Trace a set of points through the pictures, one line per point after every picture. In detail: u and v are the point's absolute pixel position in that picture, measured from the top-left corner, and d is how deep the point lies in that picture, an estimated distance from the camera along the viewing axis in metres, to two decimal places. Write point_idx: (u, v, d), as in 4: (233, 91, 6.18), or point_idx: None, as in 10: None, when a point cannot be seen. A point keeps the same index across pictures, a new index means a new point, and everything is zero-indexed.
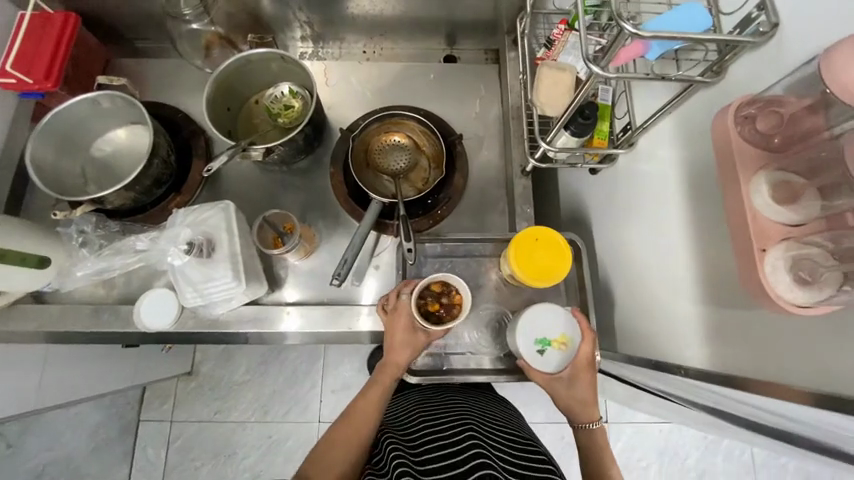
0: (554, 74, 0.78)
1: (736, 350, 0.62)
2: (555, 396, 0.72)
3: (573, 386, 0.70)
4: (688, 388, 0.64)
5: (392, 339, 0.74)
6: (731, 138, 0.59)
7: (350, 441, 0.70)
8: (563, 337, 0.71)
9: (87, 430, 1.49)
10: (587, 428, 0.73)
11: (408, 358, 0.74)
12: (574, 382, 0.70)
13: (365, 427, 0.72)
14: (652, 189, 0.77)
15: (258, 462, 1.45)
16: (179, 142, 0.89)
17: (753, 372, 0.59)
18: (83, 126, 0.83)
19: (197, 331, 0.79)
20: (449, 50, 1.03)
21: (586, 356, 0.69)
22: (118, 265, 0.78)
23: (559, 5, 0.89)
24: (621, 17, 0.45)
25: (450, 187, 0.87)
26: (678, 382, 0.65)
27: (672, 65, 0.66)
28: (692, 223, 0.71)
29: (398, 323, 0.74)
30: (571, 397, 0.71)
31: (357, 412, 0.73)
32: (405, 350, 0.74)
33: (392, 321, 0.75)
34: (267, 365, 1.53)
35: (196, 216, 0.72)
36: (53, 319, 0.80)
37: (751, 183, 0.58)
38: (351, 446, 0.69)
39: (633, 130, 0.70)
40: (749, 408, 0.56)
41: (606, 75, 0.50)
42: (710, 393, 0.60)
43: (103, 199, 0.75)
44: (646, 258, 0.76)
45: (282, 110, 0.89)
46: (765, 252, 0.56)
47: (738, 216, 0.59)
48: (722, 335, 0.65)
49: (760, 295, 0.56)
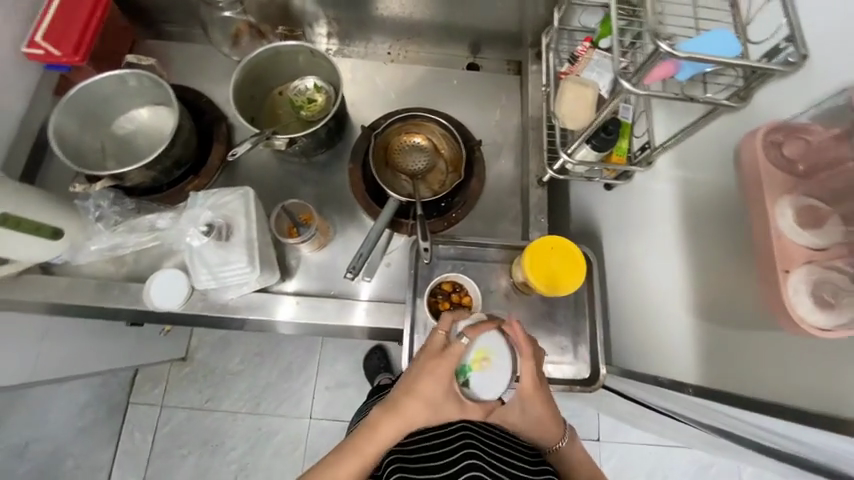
0: (577, 88, 0.80)
1: (748, 369, 0.66)
2: (511, 424, 0.66)
3: (523, 407, 0.65)
4: (694, 407, 0.65)
5: (431, 378, 0.61)
6: (758, 163, 0.61)
7: (355, 468, 0.61)
8: (481, 355, 0.62)
9: (74, 409, 1.47)
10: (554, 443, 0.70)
11: (442, 405, 0.61)
12: (524, 402, 0.65)
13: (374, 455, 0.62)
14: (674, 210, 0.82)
15: (246, 454, 1.43)
16: (202, 126, 0.90)
17: (765, 393, 0.63)
18: (108, 103, 0.83)
19: (206, 314, 0.79)
20: (472, 58, 1.04)
21: (530, 375, 0.64)
22: (132, 243, 0.81)
23: (585, 23, 0.91)
24: (658, 37, 0.47)
25: (467, 192, 0.88)
26: (687, 402, 0.66)
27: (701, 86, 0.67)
28: (708, 244, 0.76)
29: (436, 377, 0.61)
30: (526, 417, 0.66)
31: (366, 440, 0.62)
32: (440, 395, 0.61)
33: (429, 371, 0.61)
34: (262, 357, 1.52)
35: (216, 199, 0.72)
36: (61, 291, 0.80)
37: (776, 206, 0.60)
38: (358, 467, 0.61)
39: (652, 149, 0.72)
40: (758, 430, 0.58)
41: (637, 92, 0.51)
42: (715, 412, 0.62)
43: (123, 176, 0.75)
44: (657, 276, 0.81)
45: (305, 103, 0.90)
46: (788, 273, 0.57)
47: (762, 237, 0.60)
48: (734, 355, 0.69)
49: (782, 316, 0.57)
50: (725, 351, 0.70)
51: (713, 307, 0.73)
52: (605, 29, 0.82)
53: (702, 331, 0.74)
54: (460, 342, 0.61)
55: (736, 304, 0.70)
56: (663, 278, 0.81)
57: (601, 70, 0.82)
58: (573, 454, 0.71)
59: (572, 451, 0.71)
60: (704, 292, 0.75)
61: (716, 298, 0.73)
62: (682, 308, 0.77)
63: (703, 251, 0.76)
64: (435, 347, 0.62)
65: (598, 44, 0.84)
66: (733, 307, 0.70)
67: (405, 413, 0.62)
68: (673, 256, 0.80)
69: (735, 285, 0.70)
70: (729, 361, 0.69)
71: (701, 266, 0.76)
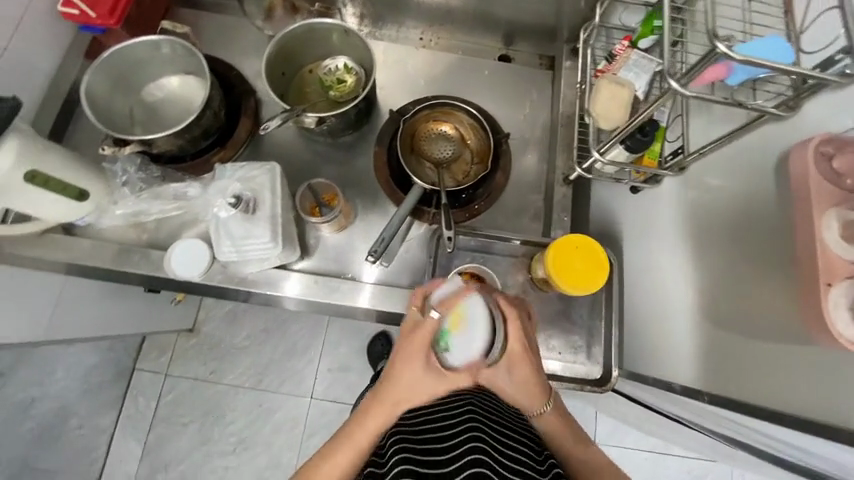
0: (613, 88, 0.79)
1: (758, 380, 0.75)
2: (501, 388, 0.68)
3: (513, 374, 0.66)
4: (714, 420, 0.71)
5: (405, 354, 0.63)
6: (809, 175, 0.67)
7: (350, 450, 0.65)
8: (457, 318, 0.61)
9: (81, 371, 1.50)
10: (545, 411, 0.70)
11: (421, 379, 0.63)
12: (513, 368, 0.65)
13: (367, 437, 0.66)
14: (694, 228, 0.89)
15: (246, 428, 1.45)
16: (230, 98, 0.89)
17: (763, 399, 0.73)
18: (139, 68, 0.83)
19: (224, 286, 0.79)
20: (505, 50, 1.02)
21: (518, 338, 0.64)
22: (157, 210, 0.82)
23: (625, 22, 0.89)
24: (715, 36, 0.46)
25: (491, 184, 0.87)
26: (696, 408, 0.72)
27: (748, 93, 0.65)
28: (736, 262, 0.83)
29: (415, 354, 0.63)
30: (514, 386, 0.67)
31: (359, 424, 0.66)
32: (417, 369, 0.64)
33: (408, 347, 0.63)
34: (268, 335, 1.53)
35: (245, 173, 0.73)
36: (82, 252, 0.81)
37: (822, 219, 0.66)
38: (354, 449, 0.65)
39: (686, 155, 0.70)
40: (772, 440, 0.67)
41: (684, 93, 0.50)
42: (728, 422, 0.70)
43: (152, 142, 0.75)
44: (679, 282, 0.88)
45: (334, 83, 0.89)
46: (831, 286, 0.64)
47: (809, 249, 0.67)
48: (737, 363, 0.79)
49: (822, 329, 0.64)
50: (726, 358, 0.81)
51: (724, 318, 0.83)
52: (646, 29, 0.82)
53: (708, 338, 0.85)
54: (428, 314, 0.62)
55: (751, 315, 0.80)
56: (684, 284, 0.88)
57: (639, 71, 0.80)
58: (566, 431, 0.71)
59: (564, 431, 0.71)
60: (718, 306, 0.85)
61: (729, 310, 0.83)
62: (695, 318, 0.87)
63: (721, 268, 0.85)
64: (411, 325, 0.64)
65: (637, 45, 0.83)
66: (748, 319, 0.80)
67: (389, 393, 0.65)
68: (692, 271, 0.89)
69: (757, 301, 0.79)
70: (730, 365, 0.80)
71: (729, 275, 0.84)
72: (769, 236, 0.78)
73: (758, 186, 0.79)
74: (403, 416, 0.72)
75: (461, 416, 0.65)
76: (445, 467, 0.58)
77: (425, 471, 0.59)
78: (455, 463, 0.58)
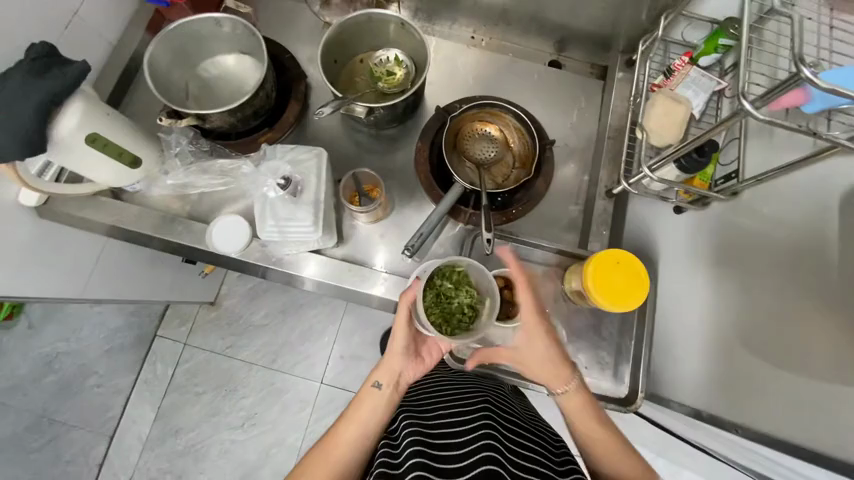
0: (669, 104, 0.78)
1: (768, 404, 0.74)
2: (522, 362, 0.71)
3: (532, 347, 0.69)
4: (732, 446, 0.80)
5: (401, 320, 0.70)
6: None
7: (370, 410, 0.70)
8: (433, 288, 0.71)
9: (105, 331, 1.55)
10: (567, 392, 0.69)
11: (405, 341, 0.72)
12: (534, 340, 0.69)
13: (381, 399, 0.71)
14: (723, 246, 0.82)
15: (255, 405, 1.48)
16: (281, 81, 0.91)
17: (772, 429, 0.73)
18: (199, 44, 0.85)
19: (261, 264, 0.81)
20: (556, 55, 1.00)
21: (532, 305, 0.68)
22: (203, 183, 0.85)
23: (687, 37, 0.87)
24: (801, 61, 0.44)
25: (532, 191, 0.87)
26: (723, 438, 0.79)
27: (823, 123, 0.63)
28: (777, 282, 0.76)
29: (403, 325, 0.70)
30: (532, 366, 0.70)
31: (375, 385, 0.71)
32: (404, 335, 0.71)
33: (400, 320, 0.70)
34: (286, 315, 1.56)
35: (295, 155, 0.75)
36: (128, 217, 0.84)
37: None
38: (375, 405, 0.70)
39: (739, 181, 0.68)
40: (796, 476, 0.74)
41: (758, 117, 0.49)
42: (742, 450, 0.79)
43: (206, 117, 0.77)
44: (710, 300, 0.82)
45: (384, 75, 0.89)
46: None
47: None
48: (751, 390, 0.76)
49: None
50: (741, 383, 0.77)
51: (753, 343, 0.77)
52: (709, 46, 0.79)
53: (728, 360, 0.79)
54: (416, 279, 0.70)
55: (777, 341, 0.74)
56: (718, 302, 0.81)
57: (697, 89, 0.78)
58: (595, 427, 0.68)
59: (591, 425, 0.69)
60: (745, 328, 0.78)
61: (760, 334, 0.76)
62: (720, 337, 0.80)
63: (765, 292, 0.77)
64: (408, 299, 0.68)
65: (697, 62, 0.81)
66: (779, 349, 0.74)
67: (389, 361, 0.73)
68: (717, 288, 0.81)
69: (794, 334, 0.73)
70: (746, 390, 0.76)
71: (763, 297, 0.77)
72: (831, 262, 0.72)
73: (824, 215, 0.73)
74: (417, 407, 0.73)
75: (478, 413, 0.66)
76: (459, 462, 0.58)
77: (440, 464, 0.59)
78: (470, 459, 0.59)
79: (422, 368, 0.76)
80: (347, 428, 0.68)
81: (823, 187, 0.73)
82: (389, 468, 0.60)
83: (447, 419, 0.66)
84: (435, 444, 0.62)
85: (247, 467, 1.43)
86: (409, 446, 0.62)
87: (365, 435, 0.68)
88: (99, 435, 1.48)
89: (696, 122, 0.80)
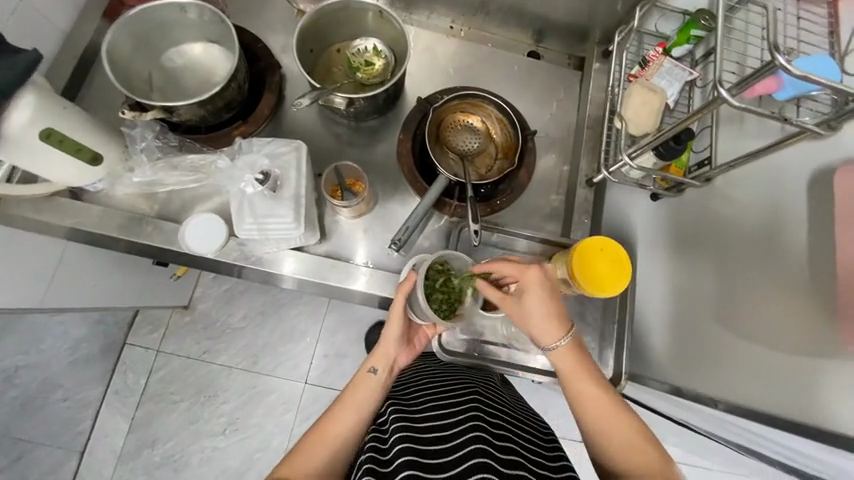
0: (645, 95, 0.79)
1: (742, 378, 0.73)
2: (522, 323, 0.69)
3: (527, 304, 0.67)
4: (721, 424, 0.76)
5: (395, 313, 0.70)
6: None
7: (366, 396, 0.68)
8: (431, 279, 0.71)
9: (69, 341, 1.45)
10: (559, 347, 0.67)
11: (400, 332, 0.72)
12: (524, 298, 0.68)
13: (378, 386, 0.70)
14: (681, 233, 0.85)
15: (236, 410, 1.43)
16: (254, 72, 0.87)
17: (751, 401, 0.71)
18: (163, 31, 0.79)
19: (238, 264, 0.78)
20: (534, 46, 1.00)
21: (517, 266, 0.68)
22: (173, 180, 0.80)
23: (660, 29, 0.89)
24: (775, 49, 0.46)
25: (515, 182, 0.87)
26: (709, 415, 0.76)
27: (791, 109, 0.68)
28: (750, 261, 0.77)
29: (399, 313, 0.70)
30: (529, 323, 0.67)
31: (370, 373, 0.70)
32: (397, 326, 0.71)
33: (397, 307, 0.70)
34: (266, 316, 1.51)
35: (272, 148, 0.72)
36: (91, 219, 0.78)
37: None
38: (370, 387, 0.69)
39: (711, 168, 0.72)
40: (785, 450, 0.71)
41: (735, 103, 0.50)
42: (735, 426, 0.74)
43: (174, 109, 0.72)
44: (690, 278, 0.82)
45: (362, 65, 0.86)
46: None
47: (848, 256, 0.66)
48: (723, 362, 0.75)
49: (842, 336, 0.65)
50: (714, 356, 0.76)
51: (728, 317, 0.76)
52: (682, 37, 0.81)
53: (705, 335, 0.78)
54: (413, 270, 0.69)
55: (746, 312, 0.75)
56: (697, 278, 0.81)
57: (671, 79, 0.81)
58: (598, 392, 0.65)
59: (590, 388, 0.65)
60: (717, 303, 0.78)
61: (731, 306, 0.76)
62: (699, 313, 0.80)
63: (739, 269, 0.77)
64: (403, 291, 0.69)
65: (670, 52, 0.83)
66: (747, 322, 0.74)
67: (384, 347, 0.72)
68: (697, 265, 0.82)
69: (762, 306, 0.73)
70: (719, 364, 0.75)
71: (738, 272, 0.77)
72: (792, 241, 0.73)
73: (785, 203, 0.75)
74: (405, 397, 0.72)
75: (465, 404, 0.66)
76: (449, 455, 0.58)
77: (428, 460, 0.58)
78: (459, 453, 0.58)
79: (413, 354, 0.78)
80: (340, 413, 0.66)
81: (775, 183, 0.76)
82: (378, 465, 0.60)
83: (436, 411, 0.65)
84: (424, 438, 0.61)
85: (232, 473, 1.39)
86: (397, 442, 0.61)
87: (359, 420, 0.66)
88: (68, 452, 1.39)
89: (671, 112, 0.82)
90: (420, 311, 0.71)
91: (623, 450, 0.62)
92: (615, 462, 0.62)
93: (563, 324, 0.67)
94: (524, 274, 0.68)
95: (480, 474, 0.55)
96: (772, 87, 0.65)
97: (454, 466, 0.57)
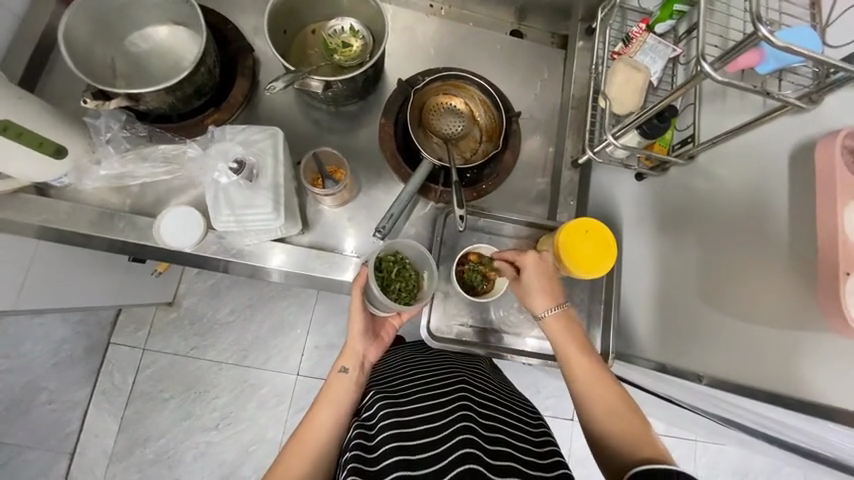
0: (629, 73, 0.78)
1: (723, 352, 0.73)
2: (521, 298, 0.75)
3: (525, 279, 0.74)
4: (706, 399, 0.78)
5: (353, 311, 0.72)
6: (835, 161, 0.61)
7: (342, 395, 0.68)
8: (383, 267, 0.73)
9: (49, 344, 1.41)
10: (547, 316, 0.72)
11: (365, 327, 0.73)
12: (522, 275, 0.74)
13: (350, 384, 0.70)
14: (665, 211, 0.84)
15: (229, 404, 1.42)
16: (225, 57, 0.83)
17: (736, 376, 0.72)
18: (123, 14, 0.74)
19: (219, 257, 0.76)
20: (517, 25, 0.98)
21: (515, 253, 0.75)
22: (145, 172, 0.77)
23: (643, 4, 0.87)
24: (758, 20, 0.45)
25: (500, 165, 0.86)
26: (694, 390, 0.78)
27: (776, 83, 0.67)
28: (734, 233, 0.74)
29: (358, 308, 0.72)
30: (526, 295, 0.73)
31: (342, 373, 0.70)
32: (358, 323, 0.72)
33: (356, 304, 0.72)
34: (253, 310, 1.49)
35: (245, 136, 0.69)
36: (58, 215, 0.74)
37: (844, 207, 0.61)
38: (343, 386, 0.69)
39: (694, 145, 0.71)
40: (767, 422, 0.73)
41: (718, 77, 0.49)
42: (716, 400, 0.76)
43: (139, 97, 0.67)
44: (672, 251, 0.81)
45: (339, 46, 0.82)
46: (849, 276, 0.59)
47: (827, 233, 0.62)
48: (705, 338, 0.75)
49: (829, 309, 0.61)
50: (697, 328, 0.76)
51: (710, 289, 0.75)
52: (664, 13, 0.80)
53: (684, 308, 0.78)
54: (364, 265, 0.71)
55: (731, 286, 0.73)
56: (680, 251, 0.80)
57: (654, 56, 0.80)
58: (586, 362, 0.68)
59: (582, 359, 0.68)
60: (698, 275, 0.77)
61: (713, 279, 0.75)
62: (681, 287, 0.79)
63: (724, 241, 0.75)
64: (358, 287, 0.71)
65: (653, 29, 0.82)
66: (730, 295, 0.73)
67: (351, 346, 0.72)
68: (680, 239, 0.80)
69: (746, 280, 0.72)
70: (700, 337, 0.76)
71: (720, 244, 0.75)
72: (778, 214, 0.69)
73: (767, 172, 0.71)
74: (389, 388, 0.72)
75: (450, 395, 0.66)
76: (436, 447, 0.57)
77: (415, 454, 0.58)
78: (446, 444, 0.58)
79: (384, 348, 0.77)
80: (319, 415, 0.66)
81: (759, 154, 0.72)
82: (364, 464, 0.59)
83: (422, 402, 0.65)
84: (410, 432, 0.60)
85: (227, 467, 1.39)
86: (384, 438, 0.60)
87: (339, 419, 0.66)
88: (57, 455, 1.37)
89: (655, 90, 0.81)
90: (379, 303, 0.72)
91: (616, 419, 0.62)
92: (610, 431, 0.62)
93: (554, 297, 0.73)
94: (522, 258, 0.75)
95: (466, 464, 0.55)
96: (753, 61, 0.65)
97: (441, 459, 0.56)
